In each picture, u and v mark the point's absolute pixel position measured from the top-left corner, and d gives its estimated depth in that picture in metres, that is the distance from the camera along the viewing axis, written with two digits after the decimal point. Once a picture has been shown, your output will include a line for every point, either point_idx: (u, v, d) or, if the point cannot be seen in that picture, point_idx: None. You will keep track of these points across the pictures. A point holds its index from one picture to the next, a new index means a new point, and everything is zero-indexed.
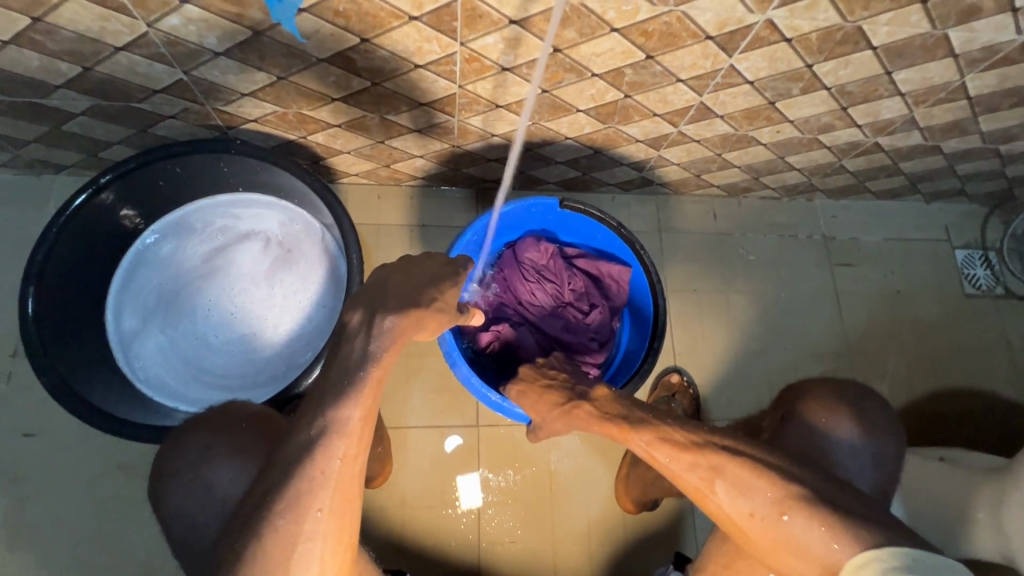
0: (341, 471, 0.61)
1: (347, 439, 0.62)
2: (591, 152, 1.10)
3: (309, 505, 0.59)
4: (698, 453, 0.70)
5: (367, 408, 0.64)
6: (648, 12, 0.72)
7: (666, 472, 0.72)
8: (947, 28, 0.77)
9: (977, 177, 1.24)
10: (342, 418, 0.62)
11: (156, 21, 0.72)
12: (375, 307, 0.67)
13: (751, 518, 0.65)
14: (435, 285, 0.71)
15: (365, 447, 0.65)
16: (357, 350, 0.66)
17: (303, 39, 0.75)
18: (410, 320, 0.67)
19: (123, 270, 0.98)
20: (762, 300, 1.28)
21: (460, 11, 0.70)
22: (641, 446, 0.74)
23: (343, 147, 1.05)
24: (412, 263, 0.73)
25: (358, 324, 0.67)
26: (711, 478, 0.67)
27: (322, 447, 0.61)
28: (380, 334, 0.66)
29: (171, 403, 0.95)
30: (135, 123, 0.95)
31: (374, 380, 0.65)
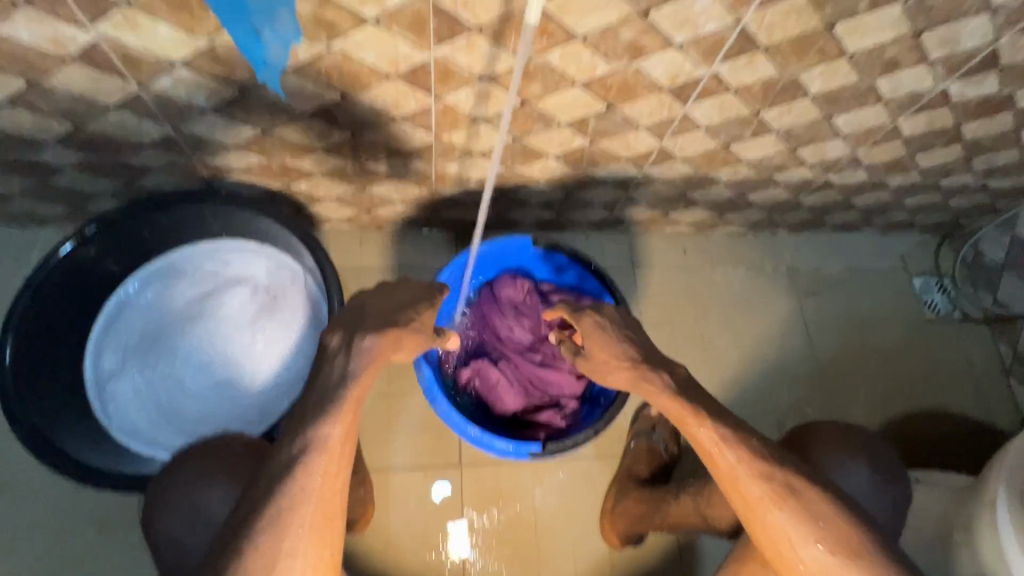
0: (321, 488, 0.63)
1: (327, 457, 0.64)
2: (564, 195, 1.16)
3: (289, 522, 0.60)
4: (774, 469, 0.70)
5: (347, 427, 0.66)
6: (606, 68, 0.79)
7: (728, 475, 0.71)
8: (873, 78, 0.85)
9: (923, 210, 1.33)
10: (323, 435, 0.65)
11: (147, 82, 0.77)
12: (354, 330, 0.73)
13: (799, 547, 0.66)
14: (412, 307, 0.77)
15: (346, 467, 0.67)
16: (337, 371, 0.70)
17: (288, 96, 0.80)
18: (387, 340, 0.72)
19: (107, 311, 0.98)
20: (735, 330, 1.32)
21: (435, 69, 0.77)
22: (710, 437, 0.72)
23: (326, 195, 1.09)
24: (391, 287, 0.80)
25: (337, 345, 0.72)
26: (781, 498, 0.68)
27: (303, 464, 0.63)
28: (358, 354, 0.70)
29: (142, 449, 0.94)
30: (123, 175, 0.98)
31: (353, 401, 0.68)
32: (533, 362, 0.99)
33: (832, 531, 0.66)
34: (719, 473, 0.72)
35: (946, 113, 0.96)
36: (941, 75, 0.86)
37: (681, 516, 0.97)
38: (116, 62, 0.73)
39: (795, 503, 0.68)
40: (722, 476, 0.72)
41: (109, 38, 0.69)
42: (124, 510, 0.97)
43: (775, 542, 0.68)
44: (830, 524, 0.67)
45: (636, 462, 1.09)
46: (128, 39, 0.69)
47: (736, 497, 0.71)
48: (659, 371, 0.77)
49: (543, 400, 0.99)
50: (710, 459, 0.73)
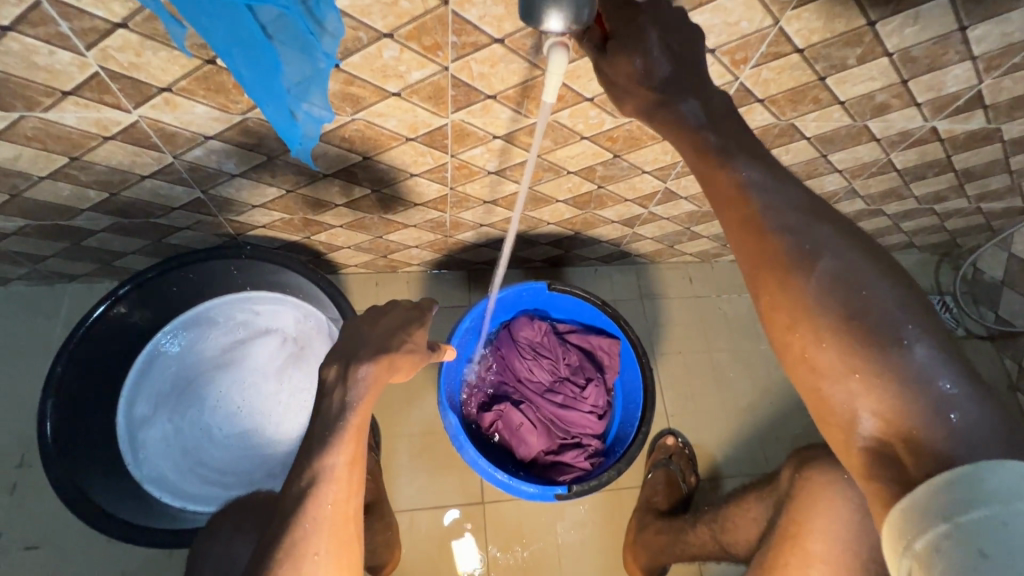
0: (334, 514, 0.64)
1: (335, 485, 0.65)
2: (572, 234, 1.20)
3: (305, 550, 0.62)
4: (811, 224, 0.59)
5: (351, 454, 0.67)
6: (612, 123, 0.84)
7: (743, 227, 0.60)
8: (865, 120, 0.90)
9: (920, 232, 1.37)
10: (328, 466, 0.66)
11: (182, 153, 0.81)
12: (350, 360, 0.72)
13: (814, 315, 0.56)
14: (404, 330, 0.75)
15: (356, 491, 0.68)
16: (336, 403, 0.69)
17: (315, 162, 0.85)
18: (382, 366, 0.71)
19: (142, 357, 1.01)
20: (744, 357, 1.35)
21: (451, 132, 0.81)
22: (732, 179, 0.60)
23: (345, 243, 1.13)
24: (381, 311, 0.78)
25: (335, 378, 0.71)
26: (808, 261, 0.57)
27: (313, 495, 0.64)
28: (355, 384, 0.69)
29: (169, 497, 0.96)
30: (151, 235, 1.02)
31: (355, 427, 0.68)
32: (553, 401, 1.02)
33: (862, 303, 0.55)
34: (728, 220, 0.62)
35: (936, 148, 1.00)
36: (929, 115, 0.90)
37: (702, 546, 1.01)
38: (153, 138, 0.77)
39: (824, 262, 0.57)
40: (731, 222, 0.61)
41: (149, 118, 0.73)
42: (160, 563, 1.00)
43: (786, 308, 0.58)
44: (860, 289, 0.56)
45: (656, 490, 1.12)
46: (166, 118, 0.74)
47: (753, 246, 0.60)
48: (684, 99, 0.61)
49: (565, 439, 1.02)
50: (724, 205, 0.61)
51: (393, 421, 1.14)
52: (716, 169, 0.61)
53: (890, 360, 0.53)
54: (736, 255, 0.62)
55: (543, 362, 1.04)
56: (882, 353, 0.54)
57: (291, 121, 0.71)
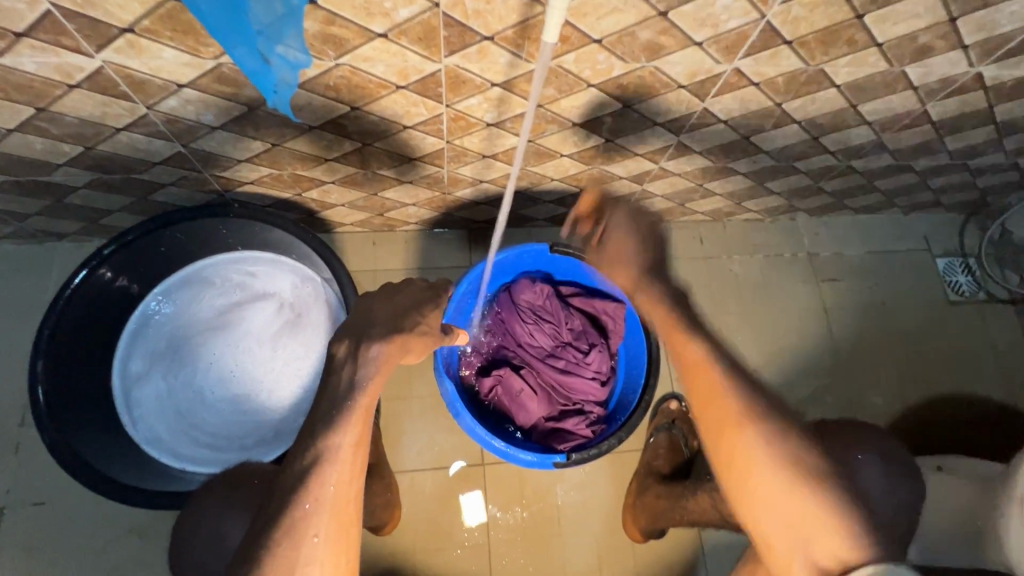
0: (336, 495, 0.63)
1: (339, 467, 0.64)
2: (578, 191, 1.14)
3: (305, 530, 0.60)
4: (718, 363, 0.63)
5: (358, 436, 0.65)
6: (622, 69, 0.76)
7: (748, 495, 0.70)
8: (903, 65, 0.81)
9: (948, 189, 1.29)
10: (333, 446, 0.64)
11: (155, 104, 0.75)
12: (360, 337, 0.69)
13: None
14: (417, 309, 0.76)
15: (358, 473, 0.66)
16: (344, 380, 0.67)
17: (297, 116, 0.80)
18: (394, 347, 0.69)
19: (139, 314, 1.00)
20: (753, 320, 1.31)
21: (445, 78, 0.74)
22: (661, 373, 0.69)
23: (338, 201, 1.08)
24: (394, 290, 0.77)
25: (344, 355, 0.69)
26: None
27: (315, 474, 0.62)
28: (365, 362, 0.67)
29: (162, 458, 0.94)
30: (135, 191, 0.98)
31: (363, 408, 0.66)
32: (554, 367, 1.00)
33: None
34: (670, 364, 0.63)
35: (979, 97, 0.91)
36: (975, 60, 0.82)
37: (703, 515, 0.99)
38: (122, 86, 0.71)
39: None
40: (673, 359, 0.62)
41: (114, 64, 0.67)
42: (164, 520, 1.01)
43: None
44: None
45: (657, 454, 1.11)
46: (132, 63, 0.67)
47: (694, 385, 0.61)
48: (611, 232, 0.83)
49: (565, 406, 1.00)
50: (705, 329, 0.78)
51: (392, 384, 1.13)
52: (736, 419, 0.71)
53: None
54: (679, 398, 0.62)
55: (545, 326, 1.01)
56: None
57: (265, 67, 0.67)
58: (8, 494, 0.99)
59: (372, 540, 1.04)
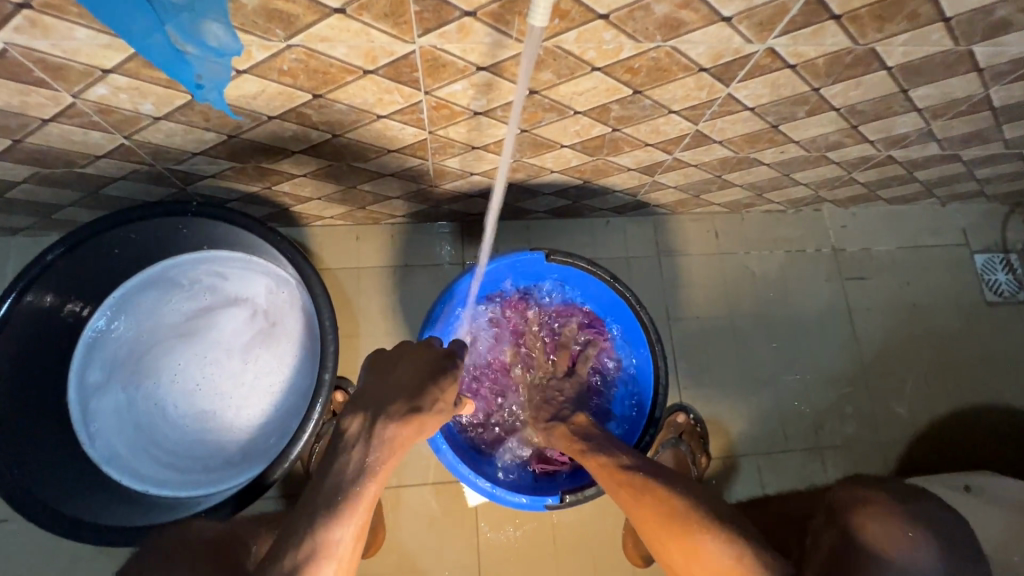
0: None
1: (337, 562, 0.61)
2: (581, 183, 1.02)
3: None
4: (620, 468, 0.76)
5: (360, 527, 0.63)
6: (633, 49, 0.63)
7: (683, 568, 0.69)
8: (971, 44, 0.68)
9: (996, 180, 1.15)
10: (333, 540, 0.61)
11: (81, 92, 0.64)
12: (376, 413, 0.66)
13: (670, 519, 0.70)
14: (435, 381, 0.68)
15: (354, 561, 0.65)
16: (354, 462, 0.65)
17: (236, 116, 0.70)
18: (411, 428, 0.66)
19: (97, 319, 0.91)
20: (770, 324, 1.20)
21: (421, 61, 0.62)
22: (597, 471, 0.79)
23: (312, 194, 0.97)
24: (411, 353, 0.71)
25: (358, 432, 0.66)
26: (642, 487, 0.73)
27: (310, 571, 0.59)
28: (380, 445, 0.65)
29: (122, 477, 0.87)
30: (83, 186, 0.87)
31: (370, 496, 0.64)
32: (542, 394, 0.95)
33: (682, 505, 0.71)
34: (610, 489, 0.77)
35: None
36: None
37: None
38: (37, 72, 0.60)
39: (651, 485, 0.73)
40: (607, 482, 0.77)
41: (19, 46, 0.56)
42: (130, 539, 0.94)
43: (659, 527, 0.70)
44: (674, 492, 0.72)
45: None
46: (41, 45, 0.56)
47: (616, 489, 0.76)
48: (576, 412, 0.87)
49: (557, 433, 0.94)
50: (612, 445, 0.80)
51: None
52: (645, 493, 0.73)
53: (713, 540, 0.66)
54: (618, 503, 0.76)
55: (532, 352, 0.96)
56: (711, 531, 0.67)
57: (179, 56, 0.56)
58: None
59: None
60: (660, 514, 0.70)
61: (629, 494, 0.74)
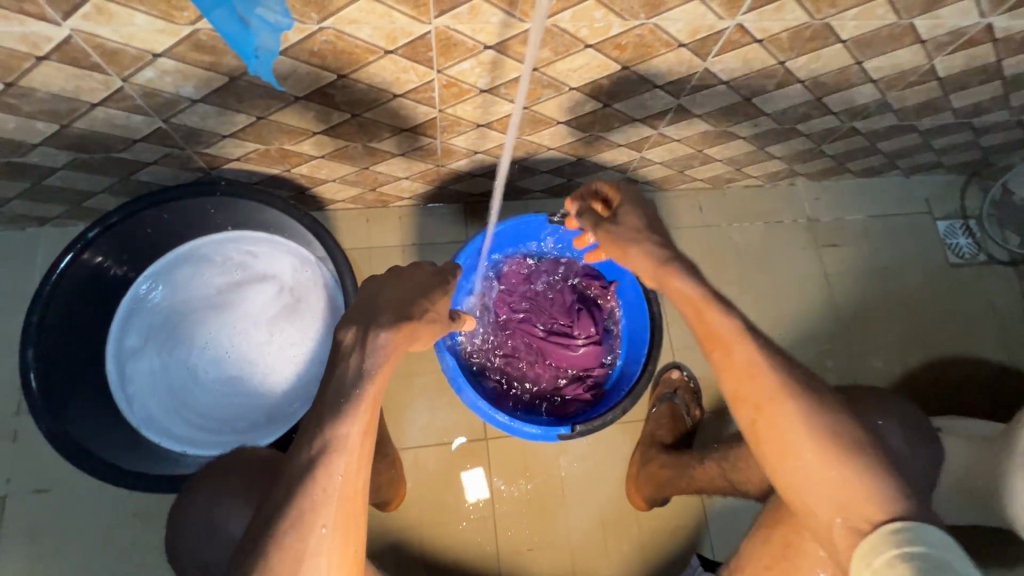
0: (343, 486, 0.63)
1: (347, 456, 0.64)
2: (575, 159, 1.11)
3: (313, 523, 0.61)
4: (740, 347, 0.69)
5: (365, 424, 0.65)
6: (620, 27, 0.73)
7: (783, 468, 0.68)
8: (912, 17, 0.78)
9: (951, 150, 1.27)
10: (340, 435, 0.64)
11: (131, 76, 0.71)
12: (368, 323, 0.69)
13: (803, 422, 0.66)
14: (427, 296, 0.74)
15: (366, 462, 0.66)
16: (352, 369, 0.67)
17: (282, 87, 0.76)
18: (403, 334, 0.69)
19: (135, 290, 0.98)
20: (755, 288, 1.30)
21: (436, 41, 0.71)
22: (711, 330, 0.72)
23: (328, 176, 1.05)
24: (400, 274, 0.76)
25: (352, 341, 0.69)
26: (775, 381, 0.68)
27: (322, 465, 0.63)
28: (374, 351, 0.67)
29: (156, 438, 0.93)
30: (117, 171, 0.94)
31: (370, 396, 0.66)
32: (544, 333, 1.02)
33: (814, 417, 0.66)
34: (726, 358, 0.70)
35: (987, 50, 0.89)
36: (986, 10, 0.79)
37: (709, 482, 0.98)
38: (94, 57, 0.67)
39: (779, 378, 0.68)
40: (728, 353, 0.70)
41: (83, 32, 0.63)
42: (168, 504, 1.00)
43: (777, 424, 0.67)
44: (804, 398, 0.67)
45: (660, 423, 1.10)
46: (103, 32, 0.63)
47: (733, 365, 0.70)
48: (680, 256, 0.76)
49: (564, 372, 1.03)
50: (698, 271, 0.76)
51: None
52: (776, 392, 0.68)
53: (843, 459, 0.65)
54: (727, 373, 0.71)
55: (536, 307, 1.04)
56: (845, 454, 0.65)
57: (243, 28, 0.63)
58: (9, 483, 0.98)
59: (378, 518, 1.04)
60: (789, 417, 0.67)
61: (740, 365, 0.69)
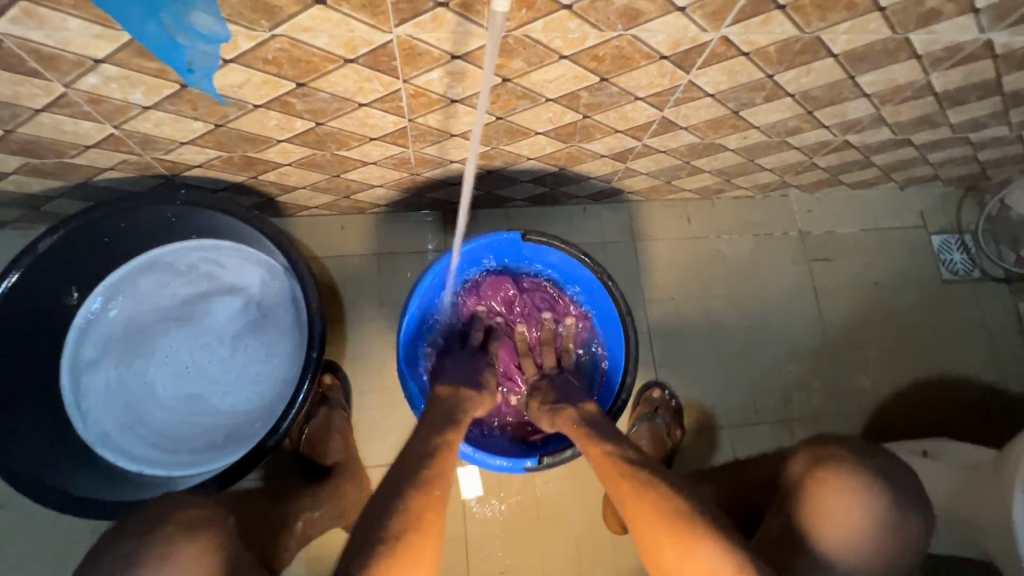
0: (446, 476, 0.71)
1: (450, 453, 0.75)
2: (556, 170, 1.07)
3: (433, 487, 0.68)
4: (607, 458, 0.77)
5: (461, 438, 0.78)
6: (596, 38, 0.68)
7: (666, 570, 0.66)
8: (907, 32, 0.74)
9: (948, 163, 1.22)
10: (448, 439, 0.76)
11: (73, 81, 0.67)
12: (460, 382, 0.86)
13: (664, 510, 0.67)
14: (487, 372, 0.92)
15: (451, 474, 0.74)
16: (452, 400, 0.83)
17: (225, 100, 0.73)
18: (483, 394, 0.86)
19: (95, 299, 0.94)
20: (742, 303, 1.26)
21: (398, 50, 0.66)
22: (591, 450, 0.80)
23: (298, 183, 1.00)
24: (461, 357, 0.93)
25: (448, 392, 0.84)
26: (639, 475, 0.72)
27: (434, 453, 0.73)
28: (470, 398, 0.85)
29: (110, 455, 0.90)
30: (74, 177, 0.90)
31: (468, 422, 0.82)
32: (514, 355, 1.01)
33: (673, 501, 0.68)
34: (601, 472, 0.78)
35: (987, 66, 0.84)
36: (986, 26, 0.74)
37: None
38: (30, 62, 0.63)
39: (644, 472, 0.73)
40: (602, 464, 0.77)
41: (14, 36, 0.59)
42: None
43: (646, 515, 0.69)
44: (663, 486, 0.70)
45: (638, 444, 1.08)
46: (36, 36, 0.59)
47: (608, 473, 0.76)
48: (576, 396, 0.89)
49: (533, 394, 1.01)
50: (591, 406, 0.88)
51: (362, 376, 1.09)
52: (696, 525, 0.65)
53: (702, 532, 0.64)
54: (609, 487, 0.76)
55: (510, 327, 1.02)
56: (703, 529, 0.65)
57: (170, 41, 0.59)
58: None
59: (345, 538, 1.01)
60: (649, 506, 0.69)
61: (652, 510, 0.68)
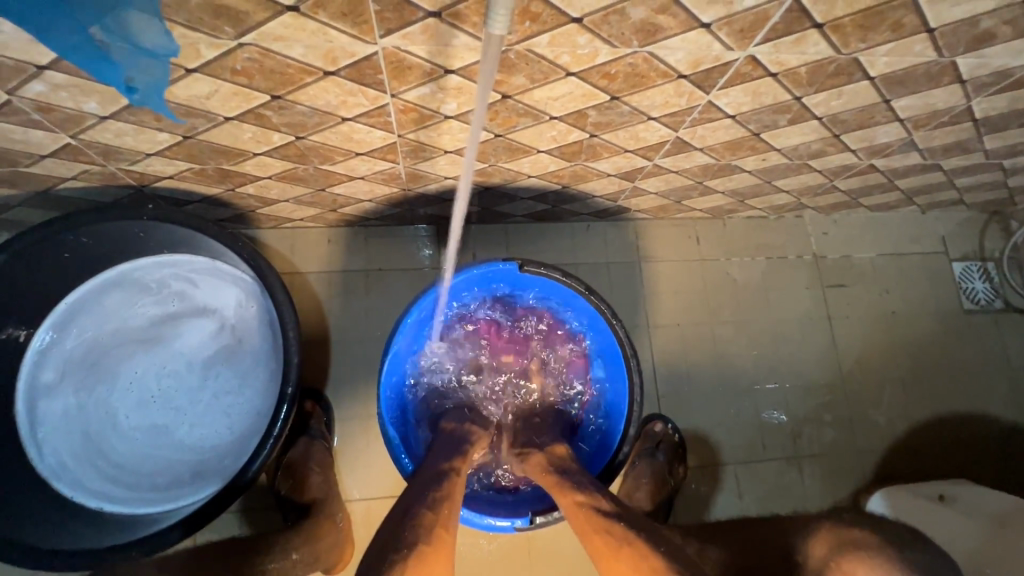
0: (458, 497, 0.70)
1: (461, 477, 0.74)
2: (559, 188, 0.99)
3: (445, 497, 0.67)
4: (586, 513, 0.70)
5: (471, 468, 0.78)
6: (608, 55, 0.60)
7: None
8: (955, 55, 0.66)
9: (976, 188, 1.15)
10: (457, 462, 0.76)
11: (16, 89, 0.59)
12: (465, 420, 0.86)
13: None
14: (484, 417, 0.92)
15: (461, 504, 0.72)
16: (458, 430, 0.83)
17: (183, 121, 0.67)
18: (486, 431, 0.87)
19: (54, 319, 0.85)
20: (752, 330, 1.19)
21: (384, 63, 0.59)
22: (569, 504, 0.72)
23: (280, 197, 0.93)
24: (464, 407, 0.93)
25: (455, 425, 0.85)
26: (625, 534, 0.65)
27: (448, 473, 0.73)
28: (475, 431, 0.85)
29: (66, 491, 0.83)
30: (32, 186, 0.82)
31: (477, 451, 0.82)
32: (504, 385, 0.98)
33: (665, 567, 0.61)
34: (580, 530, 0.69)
35: None
36: None
37: None
38: None
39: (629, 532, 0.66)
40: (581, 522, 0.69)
41: None
42: None
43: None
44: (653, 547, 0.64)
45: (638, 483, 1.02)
46: None
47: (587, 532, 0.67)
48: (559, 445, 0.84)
49: None
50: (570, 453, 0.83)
51: (346, 401, 1.02)
52: None
53: None
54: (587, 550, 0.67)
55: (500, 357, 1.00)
56: None
57: (104, 56, 0.52)
58: None
59: None
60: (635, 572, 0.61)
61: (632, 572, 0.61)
